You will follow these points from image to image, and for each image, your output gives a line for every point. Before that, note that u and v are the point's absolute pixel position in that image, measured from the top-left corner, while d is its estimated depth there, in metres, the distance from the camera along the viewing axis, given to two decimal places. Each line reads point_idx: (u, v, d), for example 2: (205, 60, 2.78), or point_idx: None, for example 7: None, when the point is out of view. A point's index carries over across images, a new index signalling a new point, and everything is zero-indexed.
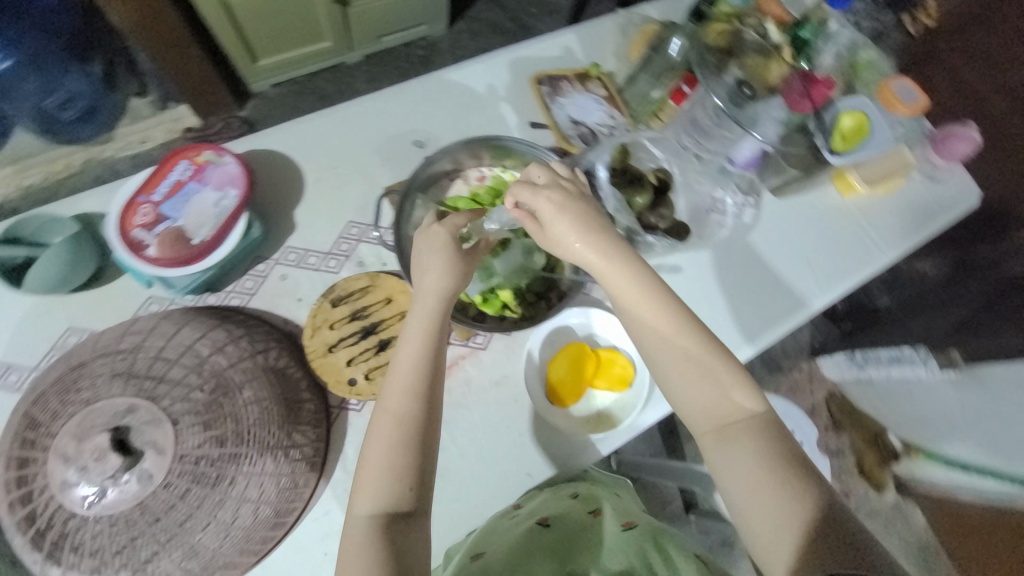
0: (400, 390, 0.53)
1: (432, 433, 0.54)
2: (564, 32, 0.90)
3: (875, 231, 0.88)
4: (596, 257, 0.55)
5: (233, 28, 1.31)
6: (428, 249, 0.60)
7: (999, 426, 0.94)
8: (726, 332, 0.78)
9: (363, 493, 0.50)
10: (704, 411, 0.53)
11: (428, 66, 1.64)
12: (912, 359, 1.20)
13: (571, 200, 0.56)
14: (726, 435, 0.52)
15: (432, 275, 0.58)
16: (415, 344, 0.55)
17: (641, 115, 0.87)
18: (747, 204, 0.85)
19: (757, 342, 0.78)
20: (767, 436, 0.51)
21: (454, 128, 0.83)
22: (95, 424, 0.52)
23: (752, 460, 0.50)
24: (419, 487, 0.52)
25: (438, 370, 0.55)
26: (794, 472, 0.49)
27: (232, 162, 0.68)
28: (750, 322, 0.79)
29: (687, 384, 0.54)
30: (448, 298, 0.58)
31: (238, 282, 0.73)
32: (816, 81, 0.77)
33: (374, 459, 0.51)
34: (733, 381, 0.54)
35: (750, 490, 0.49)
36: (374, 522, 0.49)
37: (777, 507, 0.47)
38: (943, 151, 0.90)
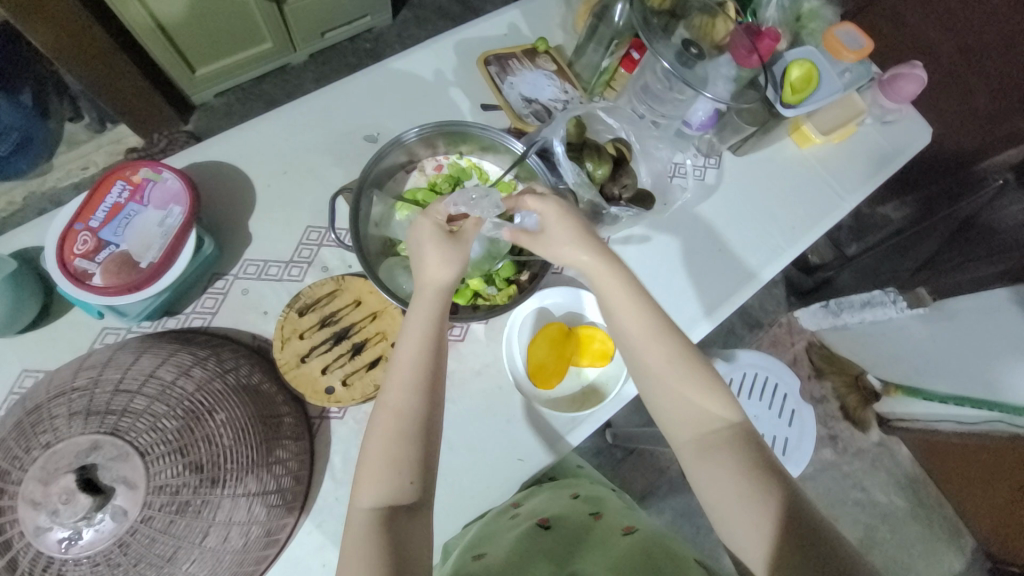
0: (402, 385, 0.52)
1: (435, 428, 0.53)
2: (507, 9, 0.88)
3: (834, 180, 0.89)
4: (589, 258, 0.58)
5: (166, 41, 1.25)
6: (424, 242, 0.59)
7: (974, 353, 1.00)
8: (685, 306, 0.79)
9: (366, 485, 0.49)
10: (684, 422, 0.54)
11: (377, 60, 1.60)
12: (882, 300, 1.18)
13: (567, 212, 0.61)
14: (711, 445, 0.52)
15: (433, 266, 0.57)
16: (413, 340, 0.54)
17: (595, 86, 0.86)
18: (708, 165, 0.86)
19: (715, 317, 0.78)
20: (745, 444, 0.52)
21: (405, 119, 0.81)
22: (59, 467, 0.49)
23: (731, 475, 0.50)
24: (422, 483, 0.51)
25: (439, 365, 0.55)
26: (769, 480, 0.50)
27: (172, 178, 0.65)
28: (709, 294, 0.80)
29: (667, 392, 0.55)
30: (446, 293, 0.57)
31: (198, 301, 0.70)
32: (761, 35, 0.76)
33: (375, 454, 0.50)
34: (712, 390, 0.55)
35: (727, 496, 0.50)
36: (379, 513, 0.48)
37: (755, 508, 0.49)
38: (891, 94, 0.89)
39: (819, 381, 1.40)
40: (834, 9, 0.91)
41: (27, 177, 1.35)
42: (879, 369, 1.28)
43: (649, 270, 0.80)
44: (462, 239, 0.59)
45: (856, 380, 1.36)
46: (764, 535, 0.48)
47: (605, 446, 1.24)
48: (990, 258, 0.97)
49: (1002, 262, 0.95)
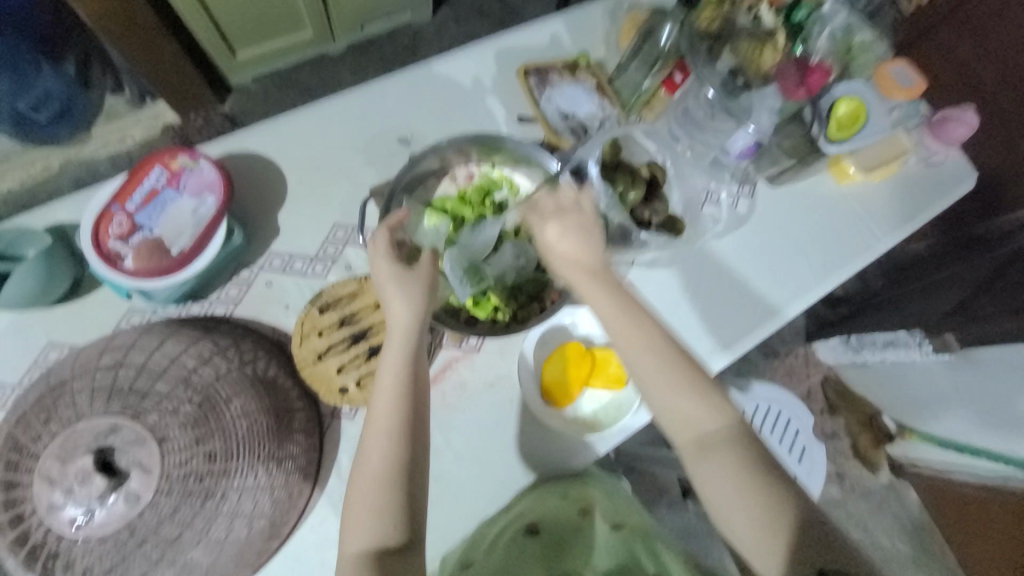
0: (380, 426, 0.53)
1: (419, 470, 0.53)
2: (551, 19, 0.87)
3: (871, 218, 0.87)
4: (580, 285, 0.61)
5: (206, 18, 1.27)
6: (384, 282, 0.59)
7: (996, 401, 1.00)
8: (699, 340, 0.77)
9: (352, 530, 0.50)
10: (683, 423, 0.55)
11: (414, 55, 1.60)
12: (906, 342, 1.20)
13: (577, 229, 0.62)
14: (707, 447, 0.53)
15: (396, 306, 0.58)
16: (386, 381, 0.55)
17: (633, 105, 0.84)
18: (742, 194, 0.84)
19: (732, 350, 0.77)
20: (740, 442, 0.53)
21: (440, 124, 0.81)
22: (78, 445, 0.51)
23: (728, 473, 0.51)
24: (408, 525, 0.51)
25: (418, 404, 0.55)
26: (776, 483, 0.51)
27: (209, 167, 0.65)
28: (725, 329, 0.78)
29: (665, 404, 0.56)
30: (416, 330, 0.58)
31: (223, 289, 0.71)
32: (811, 69, 0.74)
33: (358, 498, 0.51)
34: (703, 393, 0.55)
35: (735, 499, 0.51)
36: (364, 558, 0.49)
37: (764, 514, 0.50)
38: (939, 133, 0.87)
39: (832, 417, 1.37)
40: (886, 43, 0.88)
41: (65, 144, 1.38)
42: (898, 411, 1.25)
43: (670, 298, 0.78)
44: (417, 270, 0.60)
45: (869, 420, 1.34)
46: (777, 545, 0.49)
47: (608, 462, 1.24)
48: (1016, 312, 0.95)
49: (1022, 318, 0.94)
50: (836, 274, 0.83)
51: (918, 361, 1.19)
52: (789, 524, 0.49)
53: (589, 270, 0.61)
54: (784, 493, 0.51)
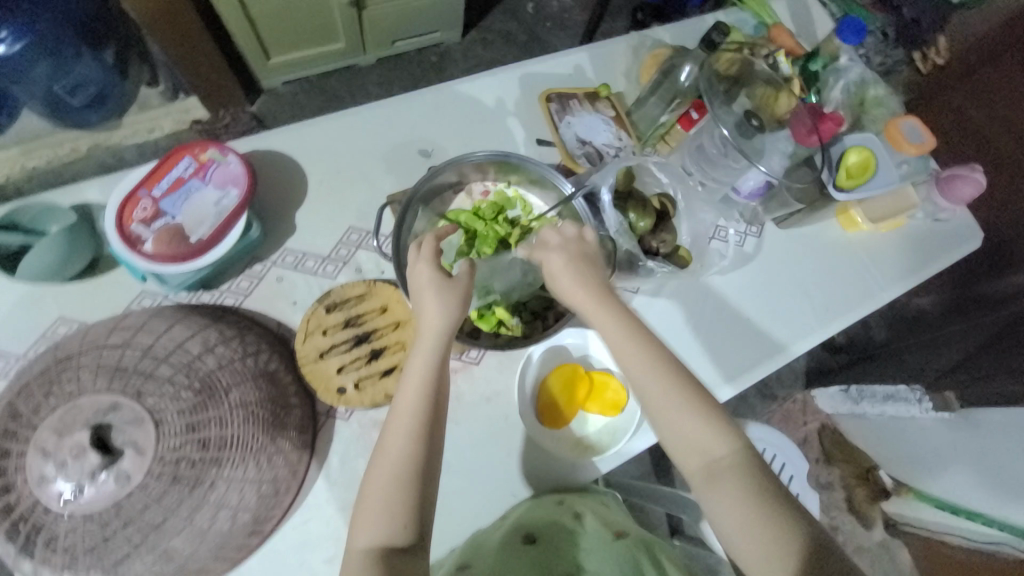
0: (401, 428, 0.52)
1: (432, 471, 0.52)
2: (576, 50, 0.91)
3: (877, 269, 0.88)
4: (585, 299, 0.60)
5: (247, 22, 1.33)
6: (423, 289, 0.59)
7: (1004, 458, 1.00)
8: (705, 370, 0.77)
9: (362, 527, 0.50)
10: (696, 449, 0.54)
11: (440, 73, 1.66)
12: (907, 397, 1.22)
13: (579, 257, 0.62)
14: (715, 474, 0.53)
15: (428, 312, 0.58)
16: (411, 382, 0.54)
17: (649, 137, 0.86)
18: (750, 233, 0.86)
19: (737, 383, 0.77)
20: (750, 469, 0.53)
21: (461, 140, 0.83)
22: (76, 420, 0.51)
23: (736, 501, 0.51)
24: (418, 523, 0.50)
25: (439, 409, 0.54)
26: (786, 514, 0.51)
27: (235, 162, 0.67)
28: (731, 361, 0.78)
29: (679, 426, 0.54)
30: (447, 335, 0.57)
31: (233, 281, 0.72)
32: (823, 117, 0.76)
33: (371, 496, 0.51)
34: (711, 419, 0.54)
35: (743, 528, 0.50)
36: (374, 554, 0.48)
37: (769, 544, 0.49)
38: (947, 193, 0.88)
39: (828, 466, 1.33)
40: (899, 99, 0.92)
41: (96, 129, 1.42)
42: (893, 467, 1.23)
43: (672, 328, 0.79)
44: (455, 283, 0.59)
45: (867, 473, 1.29)
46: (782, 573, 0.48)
47: None
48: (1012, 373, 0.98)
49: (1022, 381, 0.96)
50: (838, 322, 0.83)
51: (917, 417, 1.20)
52: (796, 555, 0.49)
53: (592, 284, 0.61)
54: (791, 523, 0.50)
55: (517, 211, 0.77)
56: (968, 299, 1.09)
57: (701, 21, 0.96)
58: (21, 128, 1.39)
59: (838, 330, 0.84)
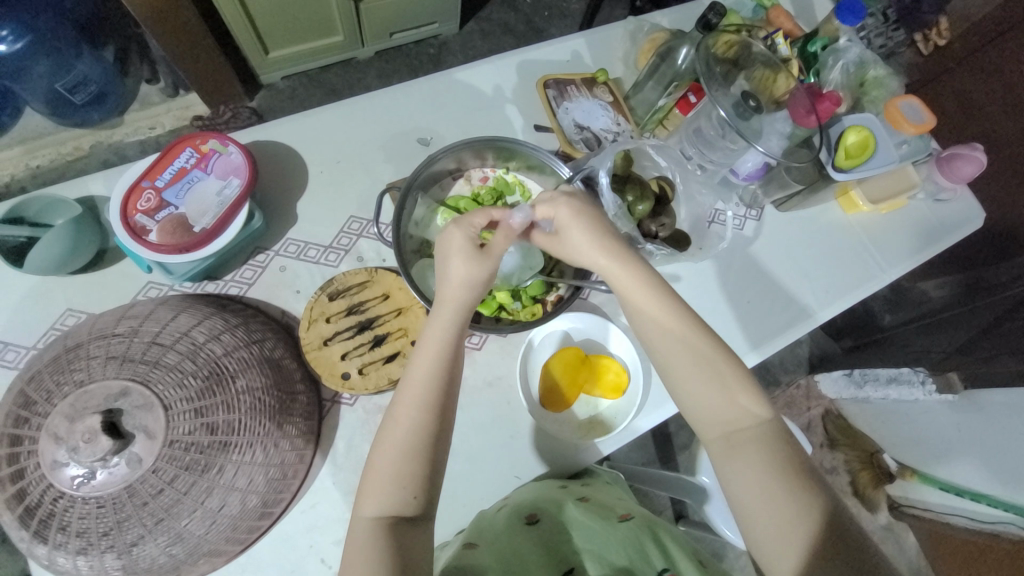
0: (412, 399, 0.53)
1: (440, 446, 0.53)
2: (573, 36, 0.91)
3: (878, 251, 0.89)
4: (618, 262, 0.58)
5: (246, 20, 1.33)
6: (450, 254, 0.58)
7: (1005, 445, 1.03)
8: (732, 337, 0.80)
9: (369, 497, 0.51)
10: (715, 418, 0.54)
11: (438, 65, 1.68)
12: (909, 379, 1.26)
13: (584, 210, 0.60)
14: (735, 444, 0.53)
15: (452, 280, 0.57)
16: (420, 354, 0.54)
17: (648, 123, 0.87)
18: (749, 217, 0.87)
19: (762, 351, 0.80)
20: (777, 443, 0.52)
21: (460, 128, 0.84)
22: (87, 406, 0.52)
23: (756, 471, 0.51)
24: (425, 496, 0.52)
25: (451, 384, 0.55)
26: (806, 488, 0.50)
27: (236, 152, 0.68)
28: (757, 330, 0.81)
29: (700, 395, 0.55)
30: (466, 307, 0.57)
31: (237, 271, 0.73)
32: (821, 97, 0.76)
33: (380, 466, 0.51)
34: (733, 390, 0.54)
35: (762, 497, 0.50)
36: (382, 522, 0.49)
37: (787, 516, 0.49)
38: (949, 173, 0.88)
39: (830, 450, 1.32)
40: (900, 80, 0.91)
41: (98, 126, 1.43)
42: (897, 452, 1.25)
43: None
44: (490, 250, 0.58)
45: (871, 457, 1.28)
46: (793, 545, 0.48)
47: None
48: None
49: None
50: (835, 305, 0.84)
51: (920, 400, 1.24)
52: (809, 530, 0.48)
53: (610, 251, 0.58)
54: (809, 497, 0.50)
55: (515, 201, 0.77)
56: (981, 284, 1.05)
57: (697, 5, 0.96)
58: (24, 127, 1.41)
59: (835, 313, 0.84)
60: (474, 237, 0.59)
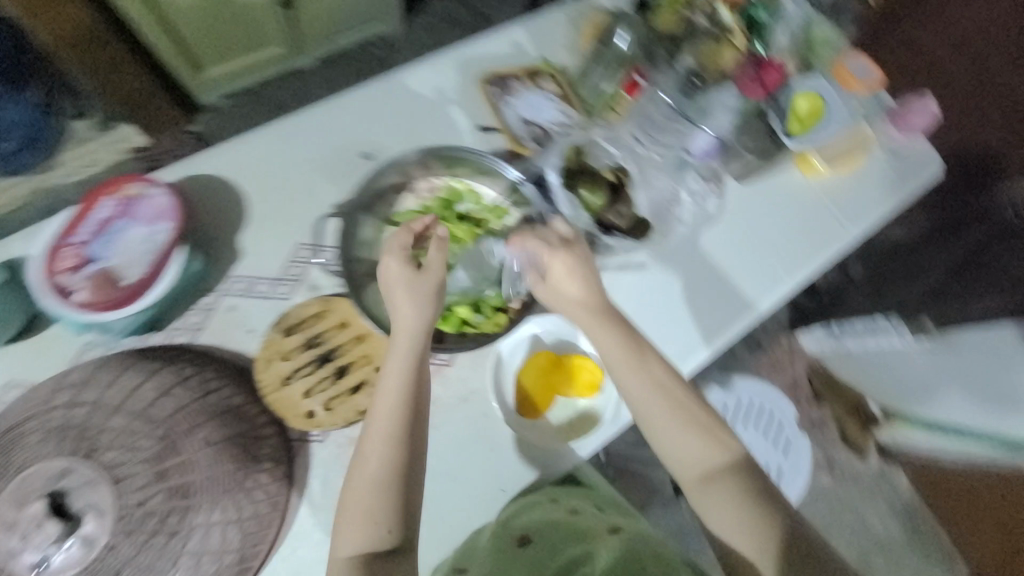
0: (379, 439, 0.55)
1: (414, 478, 0.56)
2: (512, 26, 0.87)
3: (840, 211, 0.88)
4: (586, 318, 0.61)
5: (167, 36, 1.26)
6: (393, 286, 0.59)
7: (1000, 381, 1.07)
8: (681, 333, 0.76)
9: (345, 535, 0.53)
10: (692, 462, 0.59)
11: (386, 66, 1.62)
12: (886, 328, 1.24)
13: (581, 264, 0.61)
14: (710, 480, 0.57)
15: (403, 315, 0.59)
16: (385, 401, 0.56)
17: (596, 108, 0.83)
18: (710, 191, 0.81)
19: (714, 344, 0.76)
20: (741, 475, 0.58)
21: (404, 137, 0.80)
22: (28, 491, 0.52)
23: (732, 502, 0.56)
24: (401, 527, 0.54)
25: (415, 423, 0.57)
26: (763, 503, 0.57)
27: (162, 194, 0.64)
28: (709, 323, 0.77)
29: (671, 437, 0.59)
30: (417, 340, 0.58)
31: (184, 317, 0.68)
32: (766, 66, 0.77)
33: (356, 502, 0.54)
34: (706, 433, 0.60)
35: (733, 518, 0.56)
36: (357, 561, 0.52)
37: (751, 528, 0.56)
38: (903, 124, 0.90)
39: None
40: (846, 37, 0.90)
41: None
42: (881, 397, 1.23)
43: (640, 303, 0.76)
44: (425, 276, 0.60)
45: (857, 406, 1.35)
46: (767, 552, 0.55)
47: (598, 465, 1.28)
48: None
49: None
50: (803, 270, 0.83)
51: (898, 347, 1.22)
52: (772, 537, 0.55)
53: (596, 306, 0.61)
54: (772, 512, 0.57)
55: (514, 173, 0.71)
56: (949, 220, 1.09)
57: None
58: None
59: (805, 277, 0.83)
60: (410, 258, 0.60)
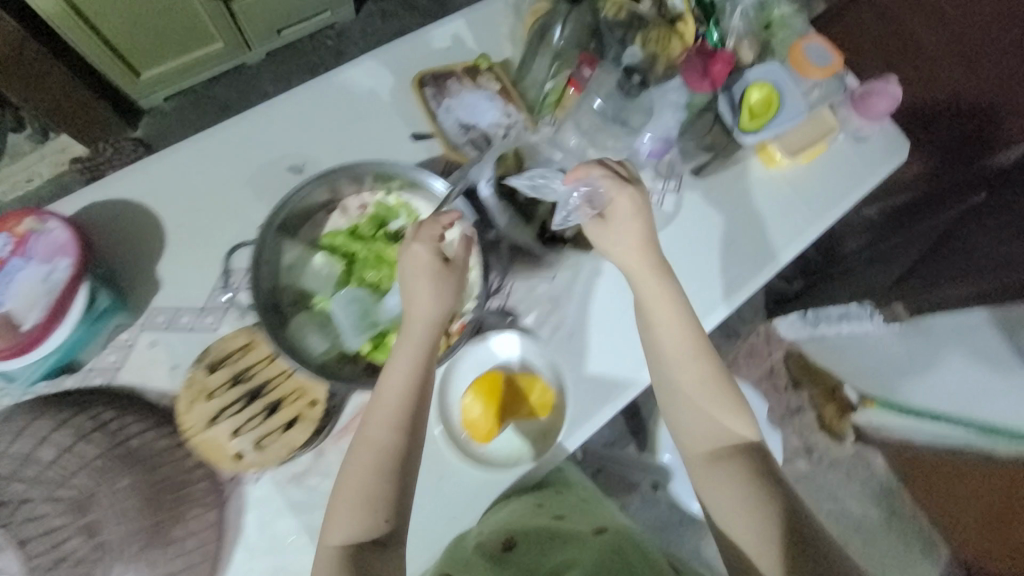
0: (384, 422, 0.54)
1: (411, 465, 0.55)
2: (450, 19, 0.81)
3: (806, 204, 0.84)
4: (636, 265, 0.63)
5: (101, 45, 1.19)
6: (419, 270, 0.58)
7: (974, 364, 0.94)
8: (706, 288, 0.77)
9: (336, 522, 0.52)
10: (703, 437, 0.59)
11: (340, 57, 1.54)
12: (858, 314, 1.18)
13: (642, 215, 0.62)
14: (718, 459, 0.57)
15: (422, 302, 0.58)
16: (392, 386, 0.55)
17: (540, 106, 0.77)
18: (669, 189, 0.80)
19: (733, 299, 0.78)
20: (752, 460, 0.56)
21: (335, 147, 0.74)
22: None
23: (737, 484, 0.54)
24: (395, 516, 0.53)
25: (420, 410, 0.56)
26: (775, 497, 0.54)
27: (58, 227, 0.60)
28: (731, 274, 0.79)
29: (689, 405, 0.60)
30: (437, 329, 0.58)
31: (100, 356, 0.64)
32: (714, 58, 0.67)
33: (350, 486, 0.53)
34: (723, 410, 0.60)
35: (738, 504, 0.53)
36: (346, 550, 0.50)
37: (757, 517, 0.52)
38: (865, 110, 0.84)
39: (796, 391, 1.38)
40: (806, 17, 0.85)
41: None
42: (855, 382, 1.27)
43: (679, 251, 0.79)
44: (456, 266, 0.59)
45: (833, 392, 1.34)
46: (772, 546, 0.50)
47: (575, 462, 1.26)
48: (968, 276, 0.93)
49: (989, 279, 0.88)
50: (786, 253, 0.81)
51: (872, 332, 1.16)
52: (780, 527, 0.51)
53: (652, 265, 0.63)
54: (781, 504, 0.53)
55: (437, 185, 0.66)
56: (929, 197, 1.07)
57: None
58: None
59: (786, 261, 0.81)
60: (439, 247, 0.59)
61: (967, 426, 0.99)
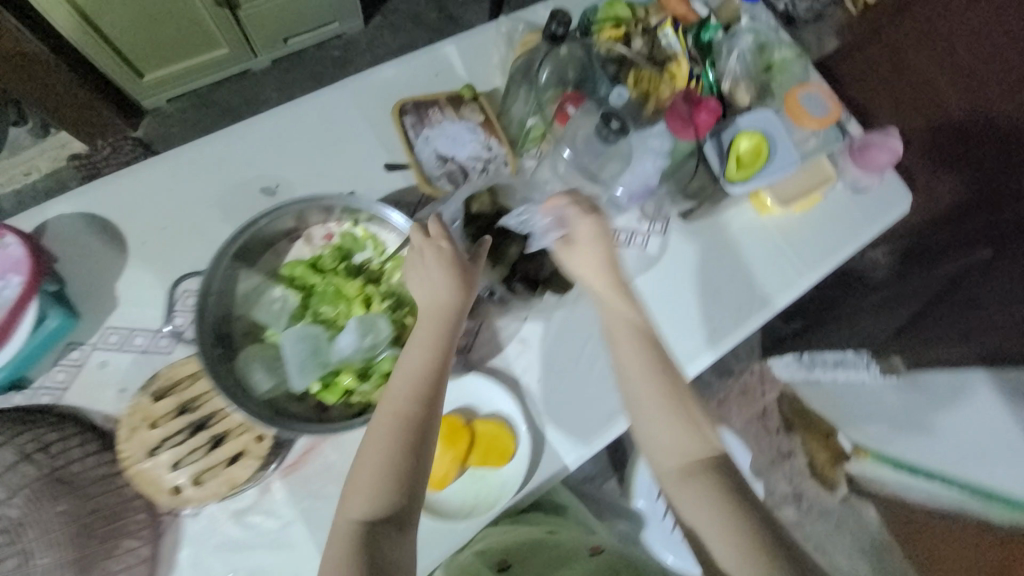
0: (400, 402, 0.55)
1: (428, 444, 0.55)
2: (439, 46, 0.80)
3: (797, 256, 0.80)
4: (606, 294, 0.63)
5: (105, 46, 1.20)
6: (432, 260, 0.59)
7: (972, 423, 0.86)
8: (689, 333, 0.74)
9: (355, 497, 0.52)
10: (673, 451, 0.56)
11: (344, 68, 1.54)
12: (855, 363, 1.13)
13: (601, 235, 0.64)
14: (690, 473, 0.54)
15: (438, 288, 0.59)
16: (410, 366, 0.56)
17: (523, 141, 0.76)
18: (653, 232, 0.78)
19: (717, 348, 0.74)
20: (728, 471, 0.55)
21: (310, 171, 0.73)
22: None
23: (714, 495, 0.52)
24: (410, 493, 0.53)
25: (438, 391, 0.56)
26: (752, 509, 0.52)
27: (13, 244, 0.59)
28: (714, 324, 0.75)
29: (660, 423, 0.58)
30: (454, 314, 0.59)
31: (49, 374, 0.62)
32: (699, 105, 0.67)
33: (369, 461, 0.53)
34: (697, 424, 0.58)
35: (717, 514, 0.51)
36: (365, 522, 0.51)
37: (741, 526, 0.50)
38: (865, 162, 0.80)
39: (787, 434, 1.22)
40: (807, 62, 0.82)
41: None
42: (849, 431, 1.13)
43: (664, 292, 0.76)
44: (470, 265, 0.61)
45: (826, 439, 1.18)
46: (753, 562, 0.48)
47: None
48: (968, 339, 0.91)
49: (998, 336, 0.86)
50: (777, 299, 0.78)
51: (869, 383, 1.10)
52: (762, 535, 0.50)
53: (618, 286, 0.63)
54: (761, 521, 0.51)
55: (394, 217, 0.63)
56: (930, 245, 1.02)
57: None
58: None
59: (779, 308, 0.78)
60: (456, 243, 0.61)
61: (968, 489, 0.87)
